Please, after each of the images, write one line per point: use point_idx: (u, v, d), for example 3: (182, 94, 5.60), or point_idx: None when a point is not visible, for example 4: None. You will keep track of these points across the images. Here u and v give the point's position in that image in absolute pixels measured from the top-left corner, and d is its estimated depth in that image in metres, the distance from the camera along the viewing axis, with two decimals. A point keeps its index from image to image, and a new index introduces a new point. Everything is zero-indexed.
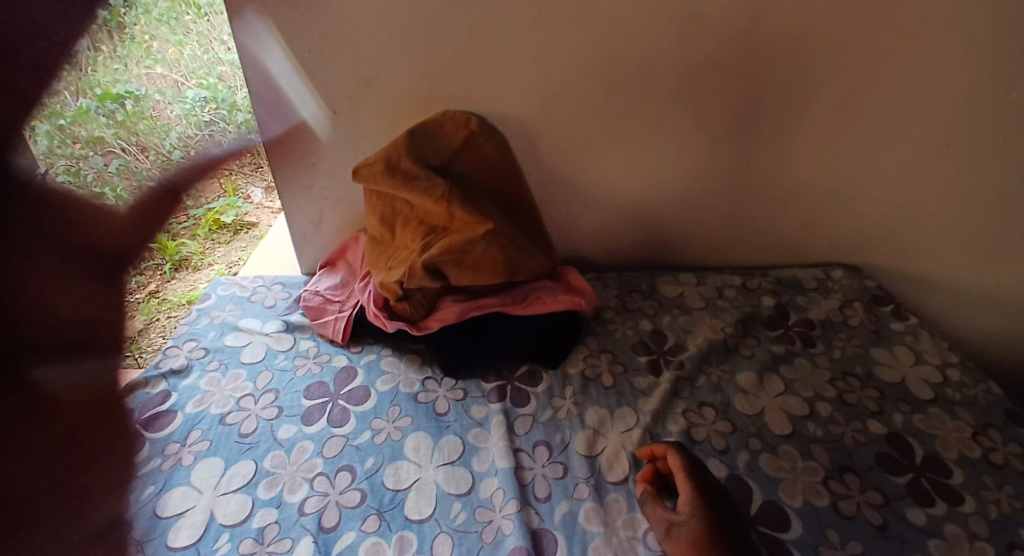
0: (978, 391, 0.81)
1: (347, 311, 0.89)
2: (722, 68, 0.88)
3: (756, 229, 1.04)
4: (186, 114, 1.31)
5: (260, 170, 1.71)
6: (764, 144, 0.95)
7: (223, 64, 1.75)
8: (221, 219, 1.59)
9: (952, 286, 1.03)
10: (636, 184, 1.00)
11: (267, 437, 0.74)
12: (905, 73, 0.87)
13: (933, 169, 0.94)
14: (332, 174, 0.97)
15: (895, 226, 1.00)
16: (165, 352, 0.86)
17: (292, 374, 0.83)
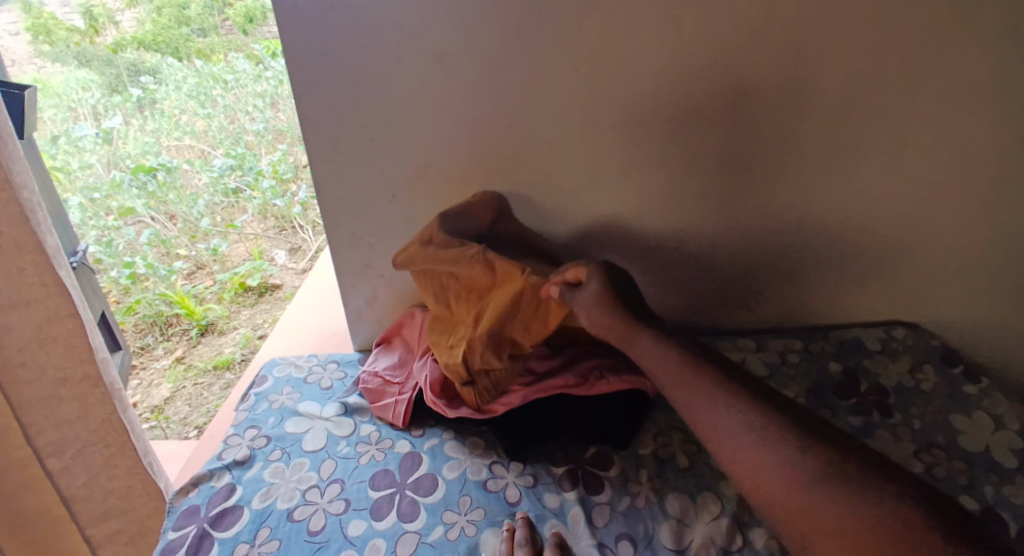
0: None
1: (406, 393, 0.88)
2: (774, 138, 0.88)
3: (811, 295, 1.03)
4: (212, 182, 1.68)
5: (284, 233, 1.77)
6: (818, 212, 0.95)
7: (248, 133, 1.79)
8: (247, 282, 1.62)
9: (1015, 336, 1.01)
10: (687, 250, 1.00)
11: (337, 534, 0.71)
12: (955, 144, 0.88)
13: (991, 224, 0.93)
14: (388, 253, 0.98)
15: (951, 287, 0.99)
16: (228, 443, 0.85)
17: (356, 462, 0.81)
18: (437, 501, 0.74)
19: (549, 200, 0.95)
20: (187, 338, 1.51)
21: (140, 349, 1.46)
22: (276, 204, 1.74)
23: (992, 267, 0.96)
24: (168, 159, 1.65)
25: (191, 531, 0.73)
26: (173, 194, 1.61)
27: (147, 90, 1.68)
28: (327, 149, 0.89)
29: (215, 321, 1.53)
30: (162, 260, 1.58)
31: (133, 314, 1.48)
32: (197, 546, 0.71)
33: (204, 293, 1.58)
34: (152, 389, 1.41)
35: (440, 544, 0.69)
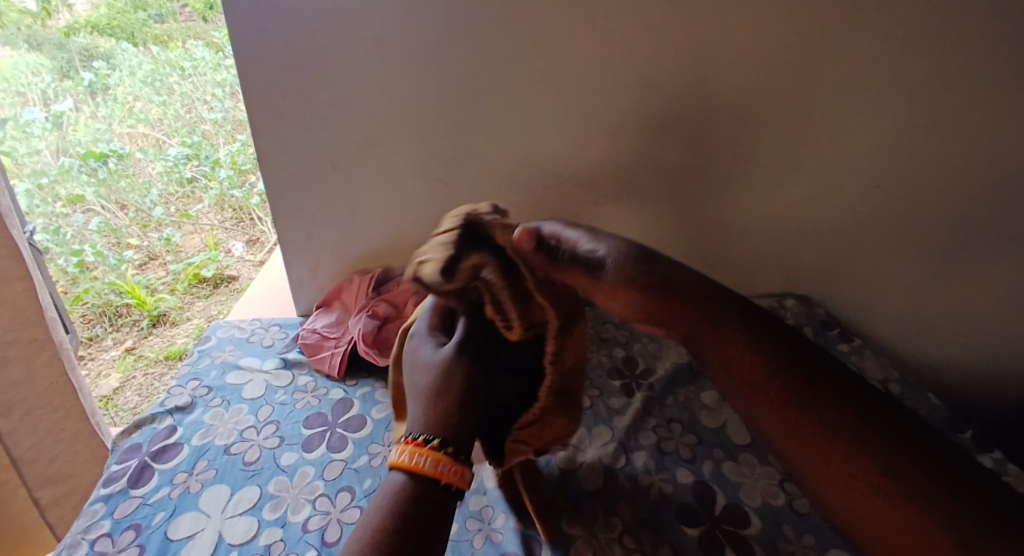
0: (918, 402, 0.92)
1: (342, 345, 0.96)
2: (684, 129, 0.94)
3: (731, 284, 1.09)
4: (167, 171, 1.68)
5: (241, 225, 1.78)
6: (735, 206, 1.00)
7: (206, 122, 1.78)
8: (201, 274, 1.65)
9: (912, 322, 1.08)
10: None
11: (270, 464, 0.78)
12: (863, 140, 0.93)
13: (887, 215, 0.99)
14: (330, 224, 1.04)
15: (867, 276, 1.05)
16: (170, 392, 0.91)
17: (292, 407, 0.88)
18: (364, 436, 0.82)
19: (477, 180, 0.99)
20: (138, 329, 1.55)
21: (88, 339, 1.50)
22: (233, 194, 1.76)
23: (902, 261, 1.02)
24: (120, 145, 1.62)
25: (132, 464, 0.79)
26: (126, 182, 1.61)
27: (101, 75, 1.59)
28: (271, 121, 0.95)
29: (166, 313, 1.57)
30: (112, 249, 1.58)
31: (81, 303, 1.49)
32: (137, 476, 0.77)
33: (156, 284, 1.60)
34: (101, 378, 1.47)
35: (363, 469, 0.77)
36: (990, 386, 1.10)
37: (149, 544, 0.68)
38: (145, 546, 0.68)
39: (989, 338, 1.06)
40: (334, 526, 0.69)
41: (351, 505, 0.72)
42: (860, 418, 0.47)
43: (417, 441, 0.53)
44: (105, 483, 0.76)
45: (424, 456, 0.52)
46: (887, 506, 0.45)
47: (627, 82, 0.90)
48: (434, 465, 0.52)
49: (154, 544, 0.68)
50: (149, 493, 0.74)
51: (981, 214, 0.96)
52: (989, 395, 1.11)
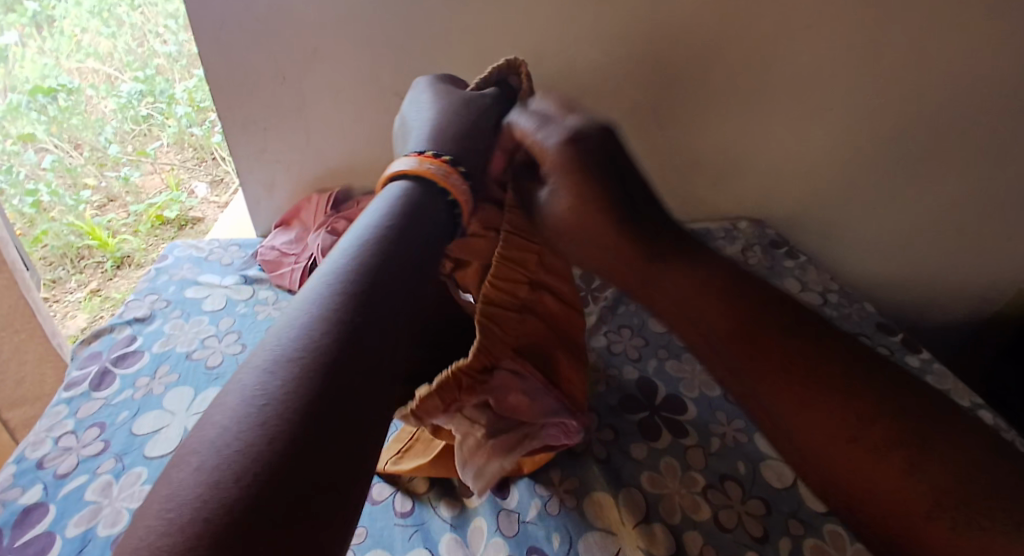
0: (853, 309, 0.96)
1: (302, 261, 0.94)
2: (638, 46, 0.94)
3: (685, 205, 1.11)
4: (122, 108, 1.59)
5: (204, 164, 1.69)
6: (689, 125, 1.01)
7: (159, 56, 1.62)
8: (164, 215, 1.59)
9: (855, 240, 1.13)
10: None
11: (233, 368, 0.80)
12: (814, 55, 0.94)
13: (834, 134, 1.01)
14: (285, 139, 1.03)
15: (816, 195, 1.08)
16: (129, 304, 0.91)
17: (253, 317, 0.88)
18: None
19: None
20: (102, 271, 1.52)
21: (51, 282, 1.49)
22: (192, 132, 1.66)
23: (848, 178, 1.06)
24: (70, 80, 1.51)
25: (93, 370, 0.80)
26: (78, 119, 1.53)
27: (45, 5, 1.48)
28: (217, 29, 0.92)
29: (130, 255, 1.54)
30: (68, 190, 1.53)
31: (41, 245, 1.47)
32: (99, 381, 0.78)
33: (118, 226, 1.56)
34: (68, 318, 1.46)
35: None
36: (928, 298, 1.17)
37: (114, 439, 0.71)
38: (110, 441, 0.71)
39: (928, 254, 1.13)
40: None
41: None
42: (834, 354, 0.39)
43: (437, 157, 0.50)
44: (66, 386, 0.78)
45: (433, 164, 0.49)
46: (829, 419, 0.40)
47: None
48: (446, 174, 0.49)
49: (119, 439, 0.71)
50: (112, 395, 0.76)
51: (924, 129, 0.99)
52: (932, 320, 1.21)
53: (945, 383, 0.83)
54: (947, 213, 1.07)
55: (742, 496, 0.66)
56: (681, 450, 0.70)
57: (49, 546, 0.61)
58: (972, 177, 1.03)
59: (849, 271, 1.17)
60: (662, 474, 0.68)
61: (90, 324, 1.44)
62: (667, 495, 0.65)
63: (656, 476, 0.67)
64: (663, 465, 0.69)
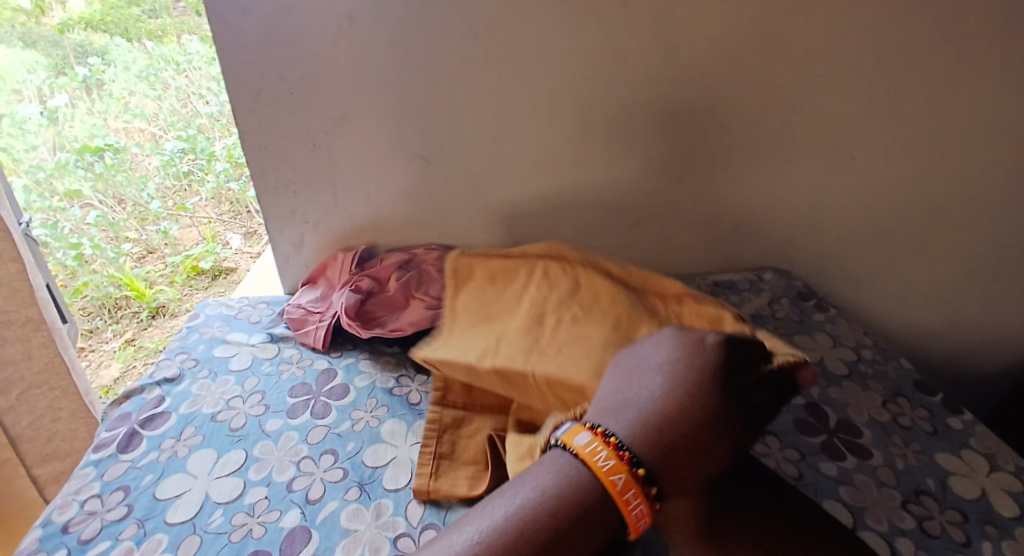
0: (888, 365, 0.92)
1: (326, 319, 0.95)
2: (656, 106, 0.95)
3: (709, 258, 1.10)
4: (164, 166, 1.66)
5: (239, 217, 1.77)
6: (710, 182, 1.02)
7: (201, 117, 1.71)
8: (199, 265, 1.66)
9: (887, 291, 1.10)
10: (589, 210, 1.06)
11: (255, 430, 0.80)
12: (832, 110, 0.94)
13: (859, 187, 1.00)
14: (313, 201, 1.06)
15: (843, 248, 1.07)
16: (159, 363, 0.92)
17: (277, 377, 0.89)
18: (347, 403, 0.84)
19: (458, 155, 1.01)
20: (138, 321, 1.56)
21: (89, 331, 1.53)
22: (230, 187, 1.74)
23: (875, 231, 1.04)
24: (116, 140, 1.59)
25: (121, 431, 0.81)
26: (122, 176, 1.60)
27: (96, 70, 1.53)
28: (251, 101, 0.97)
29: (165, 305, 1.58)
30: (110, 243, 1.59)
31: (81, 296, 1.52)
32: (126, 442, 0.79)
33: (155, 277, 1.62)
34: (102, 369, 1.48)
35: (346, 433, 0.79)
36: (966, 350, 1.13)
37: (137, 504, 0.71)
38: (134, 505, 0.71)
39: (962, 306, 1.09)
40: (318, 484, 0.72)
41: (335, 465, 0.74)
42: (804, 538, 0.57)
43: (636, 474, 0.51)
44: (95, 447, 0.79)
45: (635, 499, 0.51)
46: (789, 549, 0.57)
47: (598, 58, 0.92)
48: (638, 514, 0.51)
49: (142, 504, 0.71)
50: (138, 457, 0.77)
51: (951, 181, 0.98)
52: (967, 366, 1.15)
53: (988, 446, 0.78)
54: (980, 265, 1.05)
55: None
56: None
57: None
58: (1004, 230, 1.01)
59: (882, 323, 1.13)
60: None
61: (123, 374, 1.46)
62: None
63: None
64: None
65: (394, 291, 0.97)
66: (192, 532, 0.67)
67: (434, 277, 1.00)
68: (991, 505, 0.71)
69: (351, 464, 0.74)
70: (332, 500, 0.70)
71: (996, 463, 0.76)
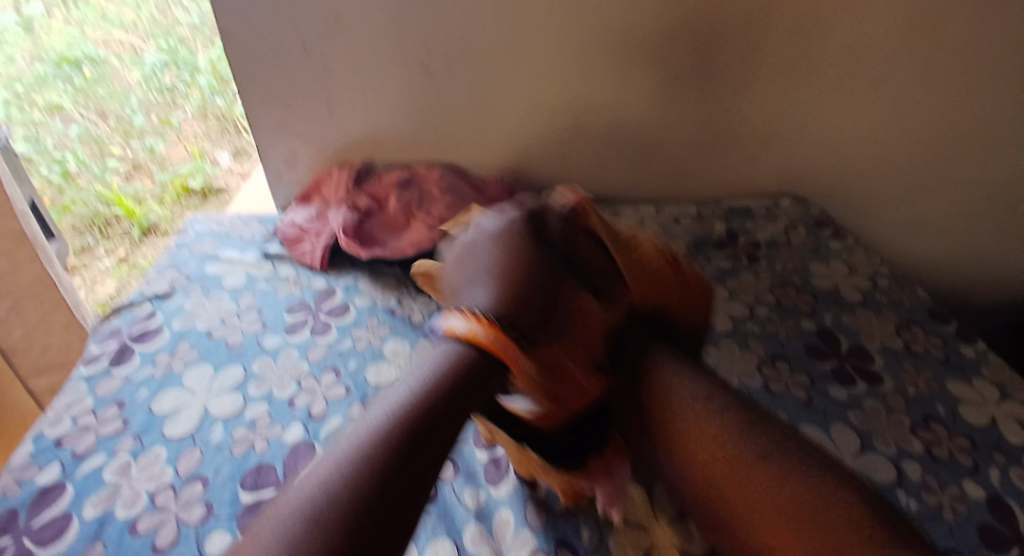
0: (904, 295, 0.89)
1: (323, 238, 0.91)
2: (677, 12, 0.87)
3: (724, 183, 1.05)
4: (145, 79, 1.54)
5: (227, 135, 1.63)
6: (730, 100, 0.95)
7: (181, 24, 1.53)
8: (189, 184, 1.58)
9: (908, 223, 1.05)
10: (599, 127, 1.00)
11: (253, 346, 0.77)
12: (869, 22, 0.87)
13: (889, 108, 0.94)
14: (305, 110, 0.99)
15: (865, 175, 1.01)
16: (149, 279, 0.88)
17: (274, 295, 0.86)
18: (348, 322, 0.81)
19: (460, 61, 0.93)
20: (129, 239, 1.51)
21: (81, 249, 1.48)
22: (215, 103, 1.60)
23: (901, 158, 0.98)
24: (95, 50, 1.50)
25: (112, 346, 0.78)
26: (104, 90, 1.52)
27: None
28: None
29: (157, 224, 1.52)
30: (96, 159, 1.53)
31: (70, 214, 1.48)
32: (119, 357, 0.77)
33: (144, 195, 1.54)
34: (96, 285, 1.43)
35: (348, 352, 0.76)
36: (982, 285, 1.10)
37: (133, 418, 0.69)
38: (129, 420, 0.69)
39: (982, 238, 1.05)
40: (320, 401, 0.70)
41: (336, 383, 0.72)
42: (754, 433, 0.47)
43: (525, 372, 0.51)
44: (86, 363, 0.76)
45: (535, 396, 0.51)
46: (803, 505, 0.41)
47: None
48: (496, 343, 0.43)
49: (139, 418, 0.69)
50: (132, 372, 0.75)
51: (989, 105, 0.91)
52: (979, 299, 1.12)
53: (1000, 376, 0.77)
54: (1008, 197, 0.99)
55: None
56: None
57: (67, 527, 0.59)
58: None
59: (899, 255, 1.10)
60: None
61: (119, 289, 1.41)
62: None
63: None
64: None
65: (395, 212, 0.94)
66: (193, 446, 0.66)
67: (436, 197, 0.96)
68: (999, 433, 0.70)
69: (353, 382, 0.72)
70: (335, 417, 0.69)
71: (1007, 392, 0.75)
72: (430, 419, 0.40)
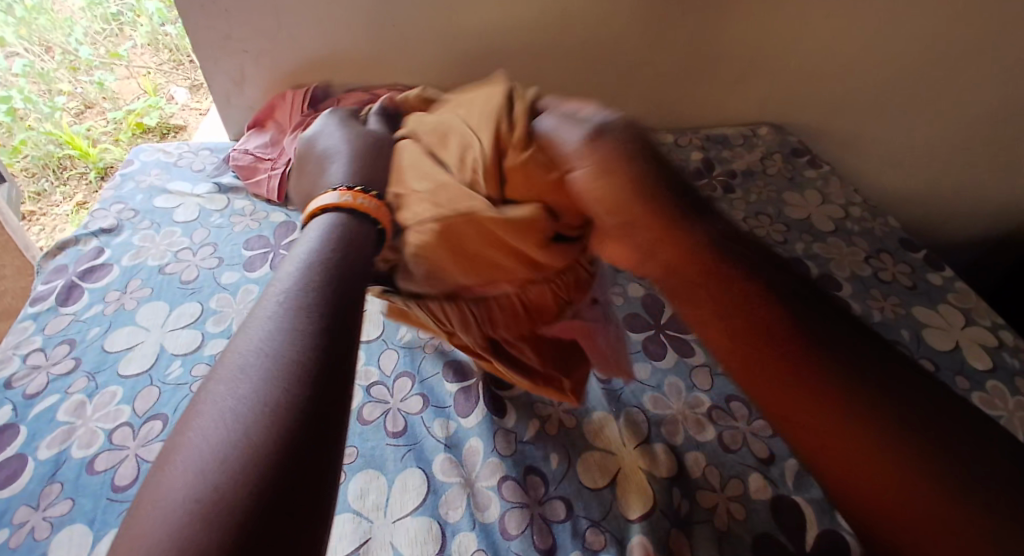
0: (875, 223, 0.89)
1: (278, 169, 0.86)
2: None
3: (700, 107, 1.02)
4: (87, 6, 1.47)
5: (181, 69, 1.53)
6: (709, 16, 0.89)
7: None
8: (144, 121, 1.42)
9: (884, 149, 1.03)
10: (569, 46, 0.94)
11: (210, 282, 0.74)
12: None
13: (872, 27, 0.90)
14: (251, 26, 0.92)
15: (842, 97, 0.98)
16: (94, 214, 0.83)
17: (230, 230, 0.82)
18: None
19: None
20: (87, 183, 1.39)
21: (36, 195, 1.35)
22: (167, 30, 1.50)
23: (881, 79, 0.95)
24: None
25: (58, 284, 0.74)
26: (45, 18, 1.41)
27: None
28: None
29: (114, 165, 1.39)
30: (42, 96, 1.41)
31: (21, 156, 1.34)
32: (66, 295, 0.73)
33: (98, 134, 1.42)
34: (57, 233, 1.32)
35: None
36: (955, 215, 1.10)
37: (85, 357, 0.67)
38: (81, 359, 0.67)
39: (956, 167, 1.03)
40: None
41: None
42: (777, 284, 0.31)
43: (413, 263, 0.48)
44: (32, 301, 0.73)
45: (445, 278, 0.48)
46: (882, 452, 0.26)
47: None
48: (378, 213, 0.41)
49: (90, 356, 0.67)
50: (81, 310, 0.72)
51: (976, 22, 0.87)
52: (946, 229, 1.12)
53: (965, 301, 0.78)
54: (984, 123, 0.97)
55: (748, 416, 0.63)
56: (686, 370, 0.67)
57: (21, 468, 0.58)
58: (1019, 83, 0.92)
59: (873, 183, 1.09)
60: (665, 395, 0.64)
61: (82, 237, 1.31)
62: (670, 416, 0.62)
63: (661, 396, 0.64)
64: (667, 385, 0.65)
65: None
66: (149, 384, 0.64)
67: None
68: (960, 356, 0.72)
69: None
70: None
71: (970, 318, 0.76)
72: (330, 285, 0.33)
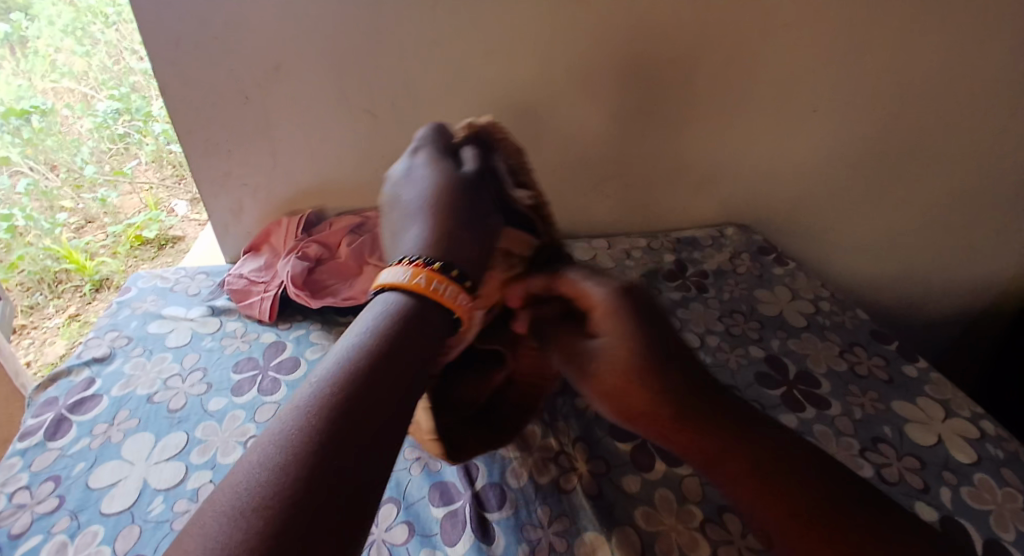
0: (846, 317, 0.92)
1: (271, 290, 0.89)
2: (616, 55, 0.89)
3: (674, 214, 1.07)
4: (97, 128, 1.51)
5: (184, 182, 1.60)
6: (675, 136, 0.97)
7: (136, 74, 1.56)
8: (143, 235, 1.48)
9: (850, 246, 1.09)
10: (546, 166, 1.00)
11: (197, 410, 0.75)
12: (799, 60, 0.89)
13: (824, 140, 0.97)
14: (250, 161, 0.98)
15: (808, 200, 1.04)
16: (87, 344, 0.85)
17: (220, 352, 0.83)
18: (297, 377, 0.79)
19: (406, 107, 0.94)
20: (81, 295, 1.41)
21: (28, 307, 1.38)
22: (171, 149, 1.60)
23: (840, 181, 1.01)
24: (43, 101, 1.44)
25: (48, 418, 0.75)
26: (53, 140, 1.45)
27: (16, 26, 1.40)
28: (170, 49, 0.87)
29: (110, 277, 1.42)
30: (44, 213, 1.44)
31: (17, 271, 1.37)
32: (54, 429, 0.73)
33: (96, 248, 1.45)
34: (46, 347, 1.34)
35: None
36: (925, 301, 1.14)
37: (68, 495, 0.66)
38: (64, 497, 0.66)
39: (921, 254, 1.08)
40: None
41: None
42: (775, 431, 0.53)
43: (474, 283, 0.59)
44: (19, 437, 0.73)
45: (444, 285, 0.51)
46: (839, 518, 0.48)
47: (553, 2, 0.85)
48: (452, 295, 0.51)
49: (74, 495, 0.66)
50: (68, 445, 0.71)
51: (917, 131, 0.94)
52: (923, 310, 1.15)
53: (942, 393, 0.80)
54: (940, 215, 1.03)
55: (742, 529, 0.62)
56: (675, 480, 0.67)
57: None
58: (964, 179, 0.99)
59: (844, 276, 1.13)
60: (656, 508, 0.64)
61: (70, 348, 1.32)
62: (663, 532, 0.62)
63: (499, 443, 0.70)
64: (658, 498, 0.65)
65: (346, 258, 0.93)
66: (131, 522, 0.63)
67: None
68: (947, 451, 0.72)
69: None
70: None
71: (950, 410, 0.77)
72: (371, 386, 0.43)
